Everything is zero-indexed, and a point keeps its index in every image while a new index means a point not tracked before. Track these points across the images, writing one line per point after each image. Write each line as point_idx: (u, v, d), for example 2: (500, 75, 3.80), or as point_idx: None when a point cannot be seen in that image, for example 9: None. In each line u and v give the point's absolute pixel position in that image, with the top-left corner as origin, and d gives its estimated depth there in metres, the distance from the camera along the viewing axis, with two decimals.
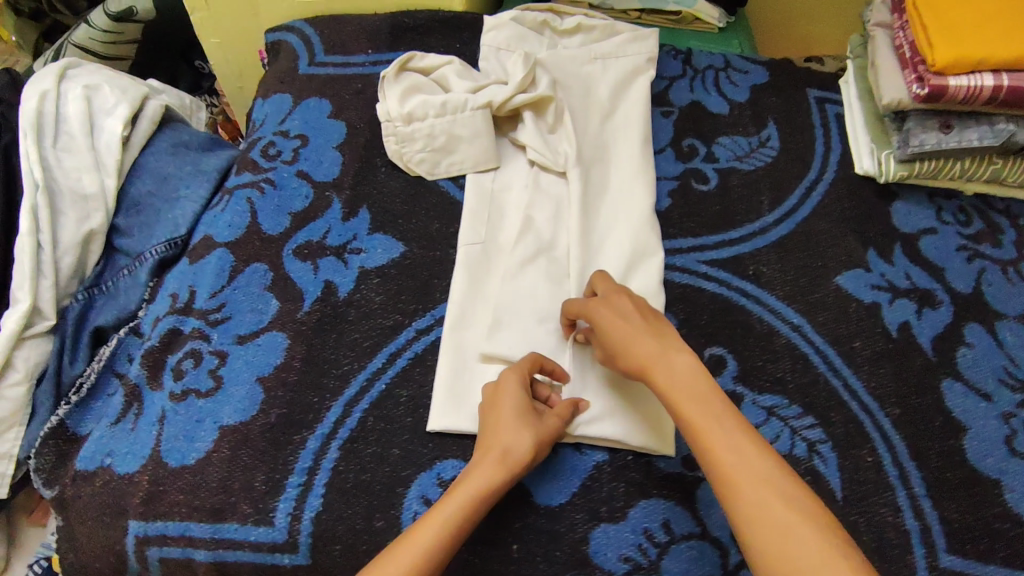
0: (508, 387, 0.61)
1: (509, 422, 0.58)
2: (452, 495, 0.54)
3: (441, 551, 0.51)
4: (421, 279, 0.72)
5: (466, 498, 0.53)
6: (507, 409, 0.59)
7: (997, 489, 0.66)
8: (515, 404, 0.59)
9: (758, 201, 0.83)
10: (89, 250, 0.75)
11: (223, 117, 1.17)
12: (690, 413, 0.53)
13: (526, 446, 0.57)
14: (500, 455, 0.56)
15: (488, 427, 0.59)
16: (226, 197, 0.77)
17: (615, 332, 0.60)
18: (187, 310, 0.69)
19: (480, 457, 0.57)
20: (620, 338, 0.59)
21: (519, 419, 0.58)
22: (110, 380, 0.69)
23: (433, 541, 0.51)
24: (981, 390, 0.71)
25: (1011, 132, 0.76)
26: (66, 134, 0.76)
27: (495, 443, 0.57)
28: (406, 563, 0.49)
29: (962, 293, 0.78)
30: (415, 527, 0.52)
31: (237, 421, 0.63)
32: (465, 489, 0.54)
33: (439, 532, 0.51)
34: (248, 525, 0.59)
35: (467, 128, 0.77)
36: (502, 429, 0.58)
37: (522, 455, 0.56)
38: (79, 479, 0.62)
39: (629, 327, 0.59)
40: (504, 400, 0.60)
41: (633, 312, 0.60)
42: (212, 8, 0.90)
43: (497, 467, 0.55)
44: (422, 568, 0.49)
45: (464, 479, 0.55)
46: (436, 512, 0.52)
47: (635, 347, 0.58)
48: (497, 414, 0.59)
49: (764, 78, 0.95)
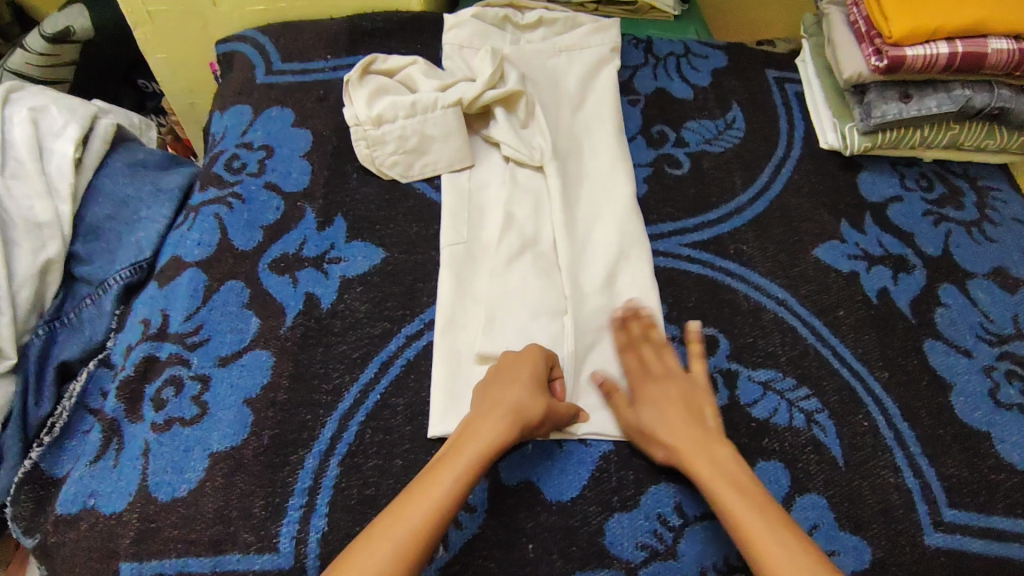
0: (529, 355, 0.62)
1: (524, 384, 0.59)
2: (464, 450, 0.55)
3: (454, 504, 0.52)
4: (405, 284, 0.71)
5: (477, 455, 0.54)
6: (526, 374, 0.60)
7: (988, 441, 0.68)
8: (534, 371, 0.61)
9: (731, 181, 0.84)
10: (47, 282, 0.70)
11: (172, 136, 1.14)
12: (746, 524, 0.52)
13: (537, 409, 0.58)
14: (511, 416, 0.57)
15: (501, 383, 0.60)
16: (192, 215, 0.74)
17: (660, 422, 0.60)
18: (161, 334, 0.66)
19: (490, 412, 0.57)
20: (663, 429, 0.60)
21: (533, 385, 0.59)
22: (84, 417, 0.64)
23: (448, 495, 0.52)
24: (962, 347, 0.74)
25: (967, 96, 0.79)
26: (14, 160, 0.71)
27: (507, 399, 0.58)
28: (422, 518, 0.50)
29: (932, 256, 0.80)
30: (429, 478, 0.53)
31: (228, 447, 0.60)
32: (477, 444, 0.55)
33: (452, 486, 0.52)
34: (252, 554, 0.55)
35: (439, 127, 0.76)
36: (514, 390, 0.59)
37: (531, 416, 0.58)
38: (62, 524, 0.58)
39: (675, 419, 0.60)
40: (524, 367, 0.61)
41: (676, 403, 0.61)
42: (157, 23, 0.86)
43: (508, 427, 0.56)
44: (437, 520, 0.50)
45: (476, 433, 0.56)
46: (447, 467, 0.53)
47: (676, 437, 0.59)
48: (512, 375, 0.60)
49: (724, 62, 0.96)
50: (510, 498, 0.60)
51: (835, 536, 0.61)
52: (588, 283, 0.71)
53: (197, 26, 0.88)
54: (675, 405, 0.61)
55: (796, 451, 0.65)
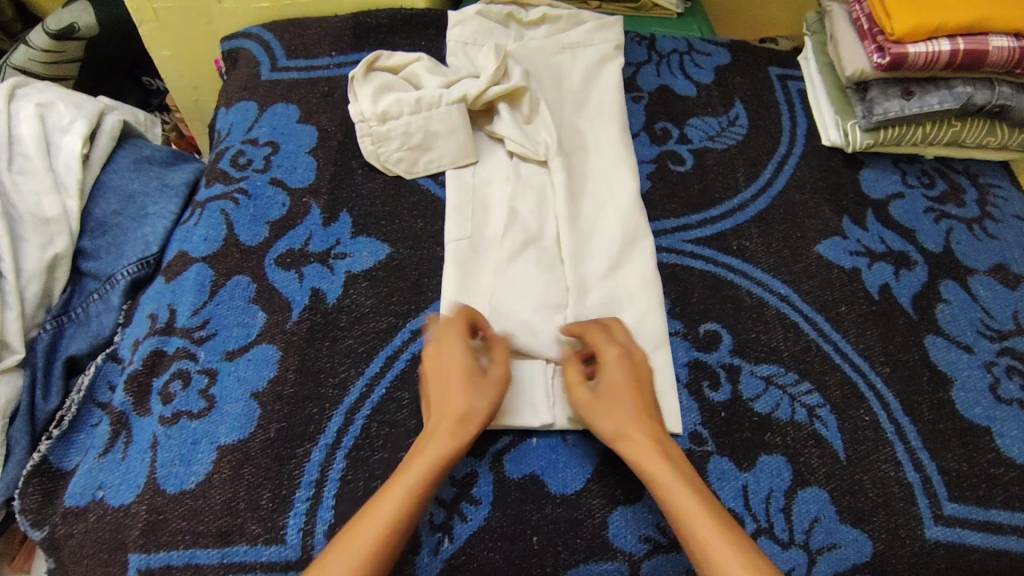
0: (452, 351, 0.60)
1: (461, 385, 0.57)
2: (414, 463, 0.54)
3: (410, 516, 0.51)
4: (410, 279, 0.71)
5: (426, 469, 0.53)
6: (460, 371, 0.58)
7: (988, 436, 0.69)
8: (462, 367, 0.58)
9: (734, 177, 0.84)
10: (54, 277, 0.70)
11: (176, 133, 1.15)
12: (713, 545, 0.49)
13: (482, 409, 0.57)
14: (457, 424, 0.56)
15: (439, 384, 0.58)
16: (198, 211, 0.74)
17: (613, 413, 0.58)
18: (168, 329, 0.66)
19: (438, 423, 0.56)
20: (618, 419, 0.58)
21: (468, 384, 0.58)
22: (91, 411, 0.65)
23: (401, 509, 0.51)
24: (962, 342, 0.74)
25: (969, 94, 0.80)
26: (21, 156, 0.72)
27: (450, 404, 0.57)
28: (375, 535, 0.49)
29: (934, 252, 0.81)
30: (383, 494, 0.52)
31: (235, 439, 0.60)
32: (426, 458, 0.54)
33: (404, 499, 0.51)
34: (259, 546, 0.56)
35: (443, 124, 0.76)
36: (453, 394, 0.57)
37: (481, 417, 0.57)
38: (70, 516, 0.58)
39: (629, 414, 0.58)
40: (456, 360, 0.59)
41: (630, 390, 0.59)
42: (163, 20, 0.86)
43: (458, 434, 0.55)
44: (392, 536, 0.50)
45: (425, 447, 0.55)
46: (396, 483, 0.52)
47: (625, 428, 0.57)
48: (448, 373, 0.58)
49: (727, 59, 0.97)
50: (514, 491, 0.60)
51: (836, 529, 0.61)
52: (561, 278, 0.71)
53: (202, 22, 0.88)
54: (628, 393, 0.59)
55: (797, 445, 0.65)
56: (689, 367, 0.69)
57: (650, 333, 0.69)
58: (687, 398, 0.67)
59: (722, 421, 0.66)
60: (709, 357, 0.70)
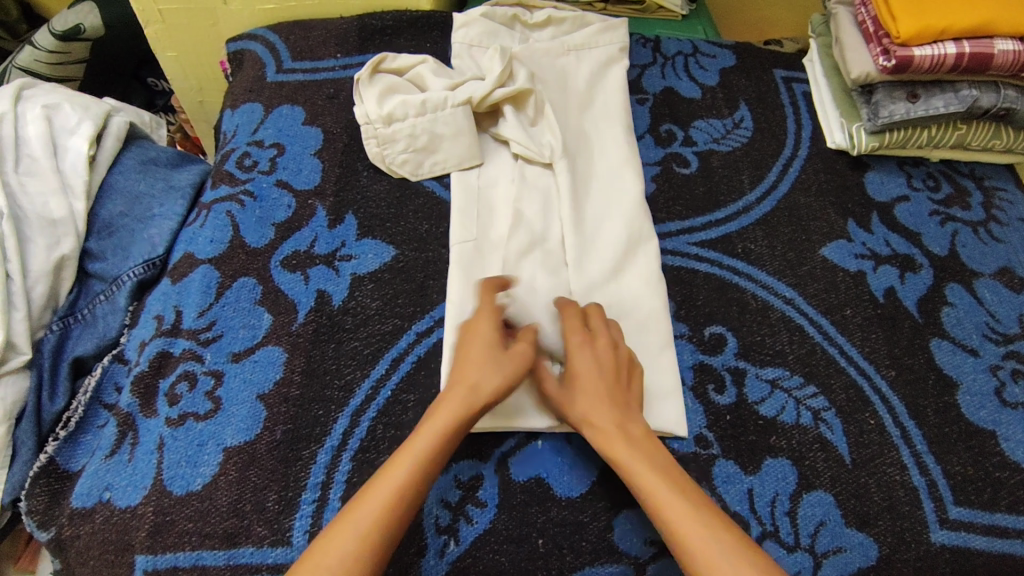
0: (479, 327, 0.61)
1: (478, 358, 0.59)
2: (420, 432, 0.55)
3: (413, 490, 0.52)
4: (416, 281, 0.71)
5: (434, 436, 0.54)
6: (481, 343, 0.60)
7: (994, 440, 0.69)
8: (484, 340, 0.60)
9: (739, 179, 0.84)
10: (61, 278, 0.71)
11: (181, 134, 1.15)
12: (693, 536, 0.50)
13: (492, 383, 0.57)
14: (467, 394, 0.56)
15: (461, 356, 0.60)
16: (204, 212, 0.74)
17: (583, 397, 0.59)
18: (175, 330, 0.66)
19: (450, 391, 0.57)
20: (586, 403, 0.59)
21: (485, 356, 0.59)
22: (98, 412, 0.65)
23: (402, 483, 0.51)
24: (968, 346, 0.74)
25: (975, 96, 0.80)
26: (28, 157, 0.72)
27: (464, 375, 0.58)
28: (375, 510, 0.50)
29: (939, 255, 0.81)
30: (385, 470, 0.52)
31: (242, 441, 0.60)
32: (435, 423, 0.55)
33: (407, 473, 0.52)
34: (265, 548, 0.56)
35: (448, 126, 0.76)
36: (469, 366, 0.58)
37: (489, 390, 0.57)
38: (77, 518, 0.58)
39: (597, 399, 0.59)
40: (480, 333, 0.61)
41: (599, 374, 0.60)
42: (169, 22, 0.87)
43: (465, 403, 0.56)
44: (393, 512, 0.50)
45: (435, 414, 0.56)
46: (404, 452, 0.53)
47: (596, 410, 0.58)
48: (470, 346, 0.60)
49: (732, 61, 0.97)
50: (520, 493, 0.60)
51: (841, 532, 0.61)
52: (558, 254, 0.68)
53: (208, 23, 0.88)
54: (595, 379, 0.60)
55: (803, 448, 0.65)
56: (694, 370, 0.69)
57: (654, 335, 0.69)
58: (692, 401, 0.67)
59: (728, 425, 0.66)
60: (714, 360, 0.70)
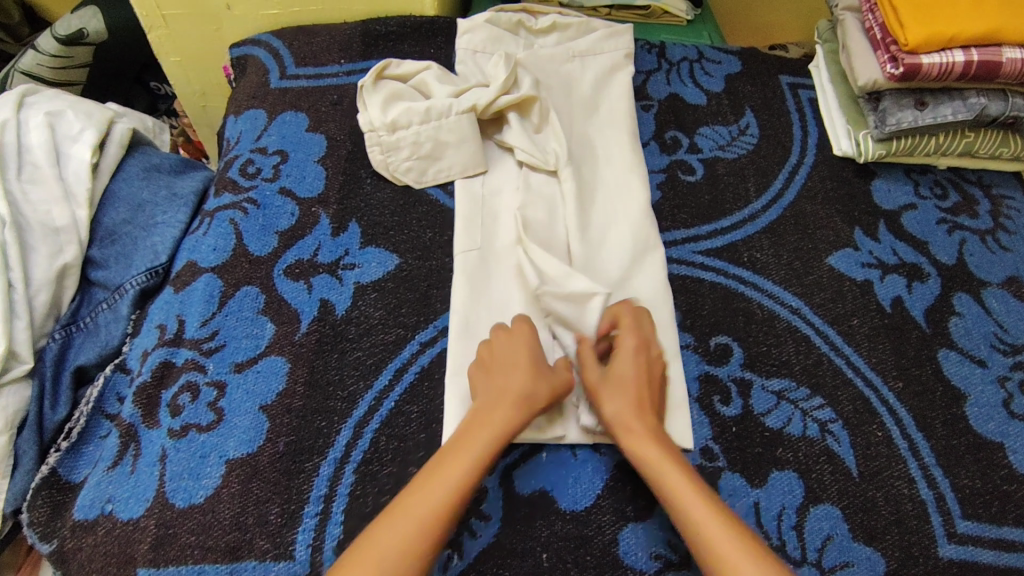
0: (521, 335, 0.63)
1: (525, 369, 0.60)
2: (474, 437, 0.56)
3: (468, 491, 0.54)
4: (419, 290, 0.71)
5: (492, 442, 0.56)
6: (525, 355, 0.61)
7: (1001, 452, 0.68)
8: (530, 351, 0.61)
9: (745, 187, 0.84)
10: (63, 286, 0.70)
11: (183, 138, 1.15)
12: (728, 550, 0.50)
13: (542, 392, 0.59)
14: (520, 404, 0.58)
15: (501, 369, 0.61)
16: (207, 220, 0.74)
17: (619, 396, 0.60)
18: (178, 340, 0.66)
19: (498, 402, 0.58)
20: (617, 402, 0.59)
21: (531, 367, 0.60)
22: (100, 422, 0.65)
23: (459, 485, 0.53)
24: (976, 357, 0.73)
25: (983, 104, 0.79)
26: (31, 164, 0.72)
27: (510, 386, 0.59)
28: (434, 508, 0.52)
29: (947, 264, 0.80)
30: (442, 467, 0.54)
31: (244, 453, 0.60)
32: (493, 428, 0.56)
33: (466, 474, 0.54)
34: (268, 562, 0.56)
35: (453, 133, 0.76)
36: (520, 375, 0.59)
37: (539, 400, 0.59)
38: (79, 530, 0.58)
39: (629, 406, 0.59)
40: (522, 347, 0.62)
41: (637, 378, 0.61)
42: (172, 27, 0.86)
43: (518, 412, 0.58)
44: (449, 514, 0.52)
45: (487, 422, 0.57)
46: (451, 466, 0.54)
47: (619, 408, 0.59)
48: (511, 359, 0.61)
49: (737, 66, 0.96)
50: (524, 506, 0.60)
51: (849, 547, 0.60)
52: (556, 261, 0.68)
53: (211, 29, 0.88)
54: (632, 380, 0.60)
55: (810, 461, 0.65)
56: (700, 380, 0.69)
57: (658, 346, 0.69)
58: (698, 412, 0.67)
59: (733, 437, 0.66)
60: (720, 371, 0.69)
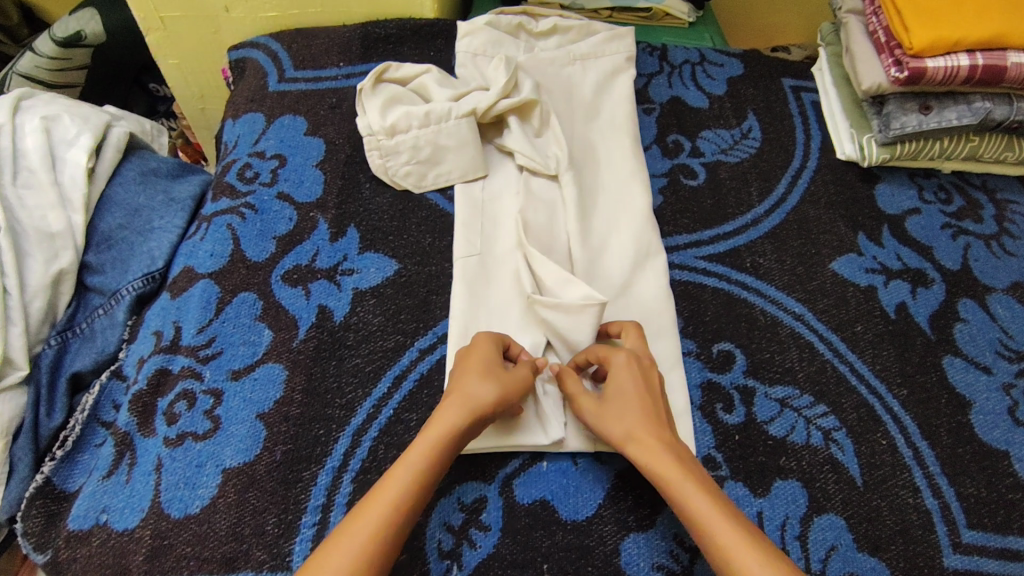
0: (479, 341, 0.61)
1: (473, 371, 0.58)
2: (415, 444, 0.54)
3: (409, 502, 0.51)
4: (418, 296, 0.70)
5: (431, 443, 0.53)
6: (478, 358, 0.59)
7: (1007, 461, 0.67)
8: (483, 354, 0.59)
9: (748, 192, 0.83)
10: (59, 292, 0.70)
11: (183, 140, 1.15)
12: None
13: (487, 392, 0.56)
14: (462, 404, 0.55)
15: (455, 375, 0.59)
16: (205, 225, 0.73)
17: (620, 412, 0.58)
18: (174, 347, 0.65)
19: (443, 403, 0.56)
20: (620, 417, 0.57)
21: (482, 369, 0.58)
22: (96, 430, 0.64)
23: (398, 496, 0.50)
24: (981, 364, 0.73)
25: (988, 109, 0.78)
26: (26, 169, 0.71)
27: (459, 388, 0.57)
28: (373, 521, 0.49)
29: (951, 269, 0.79)
30: (388, 478, 0.52)
31: (241, 462, 0.59)
32: (435, 430, 0.54)
33: (405, 479, 0.51)
34: (265, 573, 0.55)
35: (452, 138, 0.75)
36: (467, 378, 0.57)
37: (485, 400, 0.56)
38: (74, 540, 0.57)
39: (638, 419, 0.57)
40: (476, 351, 0.60)
41: (635, 396, 0.58)
42: (170, 30, 0.85)
43: (459, 414, 0.55)
44: (391, 526, 0.49)
45: (431, 424, 0.55)
46: (394, 472, 0.52)
47: (619, 422, 0.57)
48: (465, 363, 0.59)
49: (740, 70, 0.95)
50: (525, 516, 0.59)
51: (853, 557, 0.60)
52: (553, 269, 0.67)
53: (209, 32, 0.87)
54: (633, 393, 0.58)
55: (813, 470, 0.64)
56: (702, 388, 0.68)
57: (661, 353, 0.68)
58: (700, 420, 0.66)
59: (736, 445, 0.65)
60: (723, 378, 0.69)
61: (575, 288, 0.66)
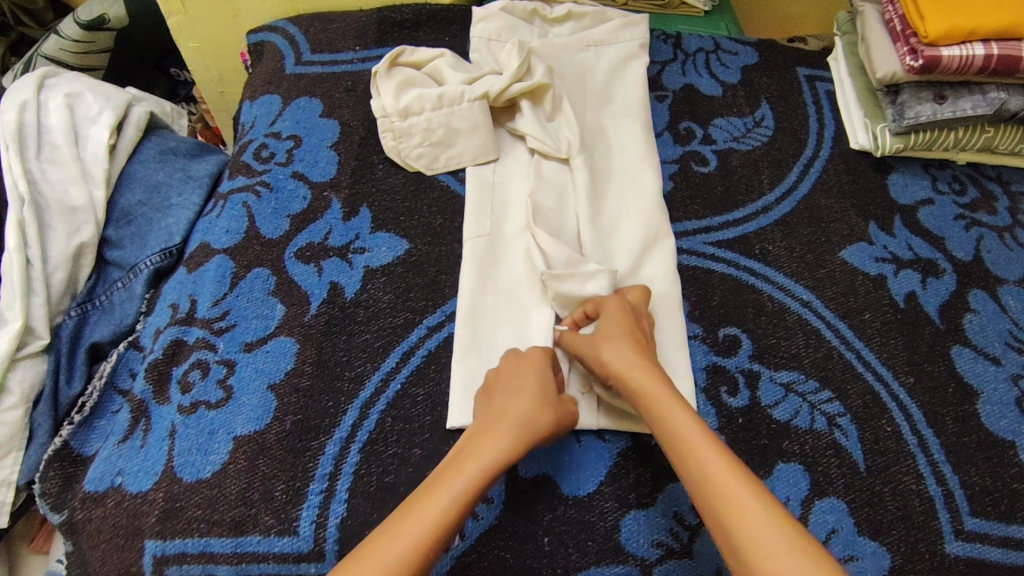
0: (534, 361, 0.61)
1: (530, 394, 0.58)
2: (467, 466, 0.53)
3: (449, 527, 0.50)
4: (428, 275, 0.71)
5: (483, 469, 0.53)
6: (535, 380, 0.59)
7: (1013, 451, 0.67)
8: (537, 374, 0.60)
9: (759, 179, 0.83)
10: (80, 265, 0.72)
11: (202, 124, 1.17)
12: (727, 490, 0.49)
13: (544, 422, 0.57)
14: (519, 430, 0.56)
15: (507, 393, 0.59)
16: (221, 203, 0.75)
17: (614, 349, 0.60)
18: (189, 319, 0.67)
19: (498, 426, 0.56)
20: (609, 347, 0.60)
21: (539, 395, 0.59)
22: (113, 398, 0.66)
23: (440, 519, 0.50)
24: (990, 354, 0.72)
25: (1003, 99, 0.78)
26: (50, 145, 0.73)
27: (515, 410, 0.57)
28: (410, 539, 0.48)
29: (963, 260, 0.79)
30: (425, 495, 0.51)
31: (252, 430, 0.61)
32: (489, 454, 0.54)
33: (451, 505, 0.50)
34: (272, 537, 0.57)
35: (465, 120, 0.76)
36: (523, 400, 0.58)
37: (539, 429, 0.57)
38: (89, 502, 0.59)
39: (630, 352, 0.60)
40: (531, 371, 0.60)
41: (624, 337, 0.61)
42: (190, 13, 0.87)
43: (515, 443, 0.55)
44: (429, 545, 0.48)
45: (483, 447, 0.55)
46: (437, 492, 0.51)
47: (614, 354, 0.60)
48: (520, 383, 0.60)
49: (754, 58, 0.95)
50: (527, 490, 0.60)
51: (853, 541, 0.60)
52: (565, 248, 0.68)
53: (228, 15, 0.89)
54: (623, 330, 0.61)
55: (816, 454, 0.64)
56: (707, 371, 0.68)
57: (666, 336, 0.69)
58: (704, 402, 0.66)
59: (739, 428, 0.65)
60: (729, 362, 0.69)
61: (589, 269, 0.67)
